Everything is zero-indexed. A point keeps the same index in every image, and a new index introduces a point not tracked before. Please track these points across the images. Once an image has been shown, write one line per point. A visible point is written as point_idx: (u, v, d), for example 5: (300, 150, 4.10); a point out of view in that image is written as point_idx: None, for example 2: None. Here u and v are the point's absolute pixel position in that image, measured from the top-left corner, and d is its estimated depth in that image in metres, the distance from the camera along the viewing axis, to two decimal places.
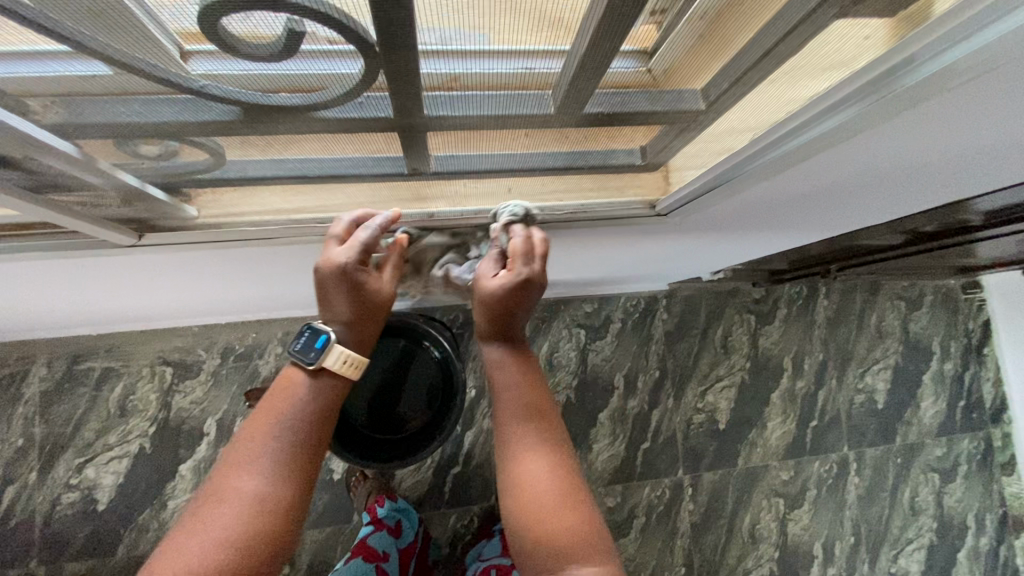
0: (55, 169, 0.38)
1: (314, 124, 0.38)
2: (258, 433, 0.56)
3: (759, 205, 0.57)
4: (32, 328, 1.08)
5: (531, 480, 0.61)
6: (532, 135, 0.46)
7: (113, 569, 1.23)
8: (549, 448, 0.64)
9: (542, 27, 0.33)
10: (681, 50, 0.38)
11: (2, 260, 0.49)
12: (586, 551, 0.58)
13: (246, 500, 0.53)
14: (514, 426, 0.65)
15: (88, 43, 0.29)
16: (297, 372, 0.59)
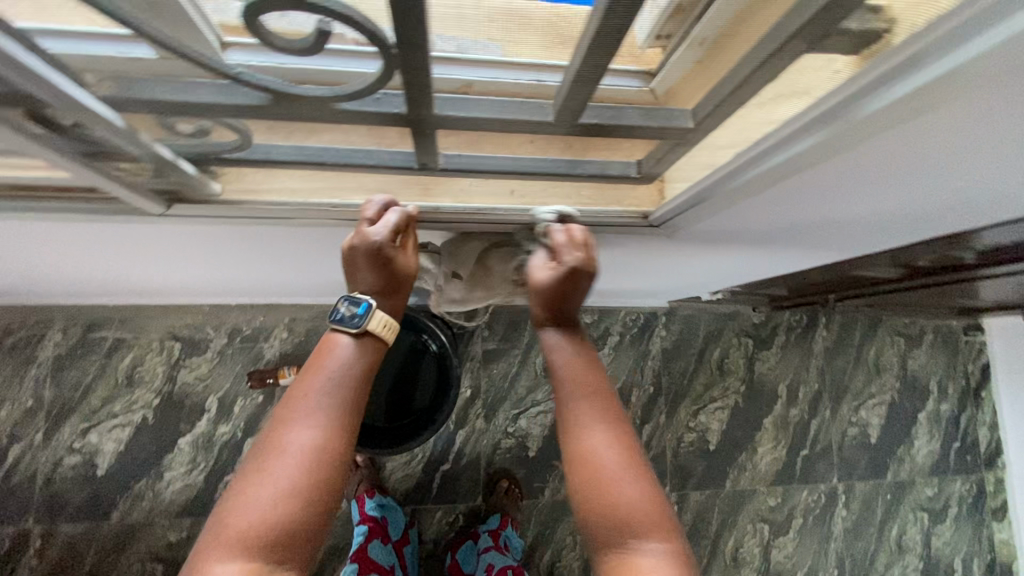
0: (104, 137, 0.41)
1: (333, 114, 0.42)
2: (304, 390, 0.57)
3: (746, 222, 0.60)
4: (53, 292, 1.13)
5: (591, 452, 0.57)
6: (537, 143, 0.53)
7: (106, 534, 1.27)
8: (611, 413, 0.60)
9: (544, 42, 0.38)
10: (680, 74, 0.44)
11: (41, 219, 0.54)
12: (649, 523, 0.54)
13: (307, 452, 0.53)
14: (574, 398, 0.61)
15: (144, 29, 0.33)
16: (341, 333, 0.60)
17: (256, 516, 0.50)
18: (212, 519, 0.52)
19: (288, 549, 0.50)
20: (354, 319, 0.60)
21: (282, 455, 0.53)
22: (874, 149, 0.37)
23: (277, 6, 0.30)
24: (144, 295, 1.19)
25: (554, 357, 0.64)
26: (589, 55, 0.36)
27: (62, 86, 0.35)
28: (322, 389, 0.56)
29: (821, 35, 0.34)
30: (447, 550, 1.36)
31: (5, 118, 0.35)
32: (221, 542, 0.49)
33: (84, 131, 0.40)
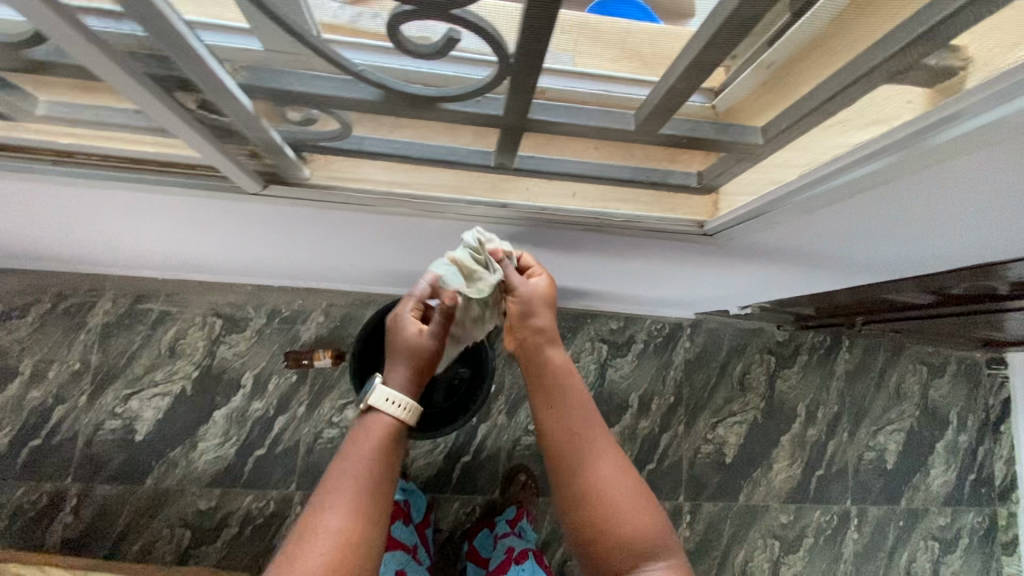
0: (232, 119, 0.45)
1: (437, 112, 0.46)
2: (342, 471, 0.60)
3: (796, 238, 0.63)
4: (111, 263, 1.19)
5: (605, 487, 0.62)
6: (600, 149, 0.55)
7: (140, 497, 1.32)
8: (612, 443, 0.66)
9: (627, 58, 0.41)
10: (744, 92, 0.46)
11: (153, 180, 0.60)
12: (657, 541, 0.63)
13: (336, 535, 0.56)
14: (583, 436, 0.64)
15: (299, 28, 0.36)
16: (373, 412, 0.64)
17: None
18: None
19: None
20: (364, 394, 0.65)
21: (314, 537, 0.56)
22: (938, 172, 0.41)
23: (423, 14, 0.34)
24: (195, 270, 1.25)
25: (551, 394, 0.66)
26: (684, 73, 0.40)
27: (216, 76, 0.39)
28: (352, 474, 0.60)
29: (901, 68, 0.38)
30: (462, 540, 1.39)
31: (162, 97, 0.40)
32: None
33: (221, 116, 0.45)
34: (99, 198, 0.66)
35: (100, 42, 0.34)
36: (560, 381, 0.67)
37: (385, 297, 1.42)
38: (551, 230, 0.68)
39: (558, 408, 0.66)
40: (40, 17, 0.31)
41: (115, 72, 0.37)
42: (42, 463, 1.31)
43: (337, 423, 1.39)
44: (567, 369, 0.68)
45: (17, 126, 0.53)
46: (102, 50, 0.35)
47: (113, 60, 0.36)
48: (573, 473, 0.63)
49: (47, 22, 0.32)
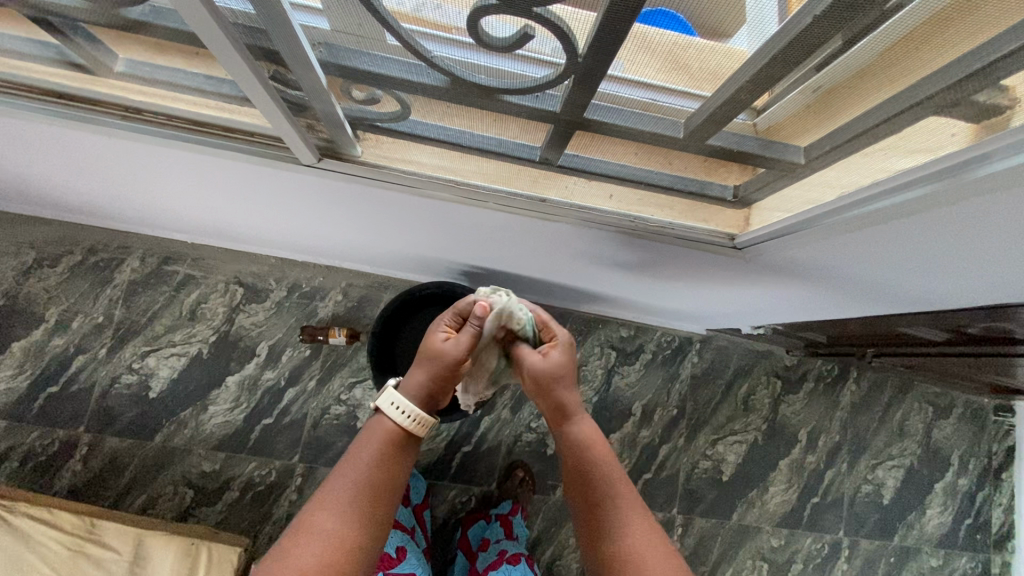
0: (306, 91, 0.49)
1: (496, 103, 0.48)
2: (344, 476, 0.63)
3: (822, 261, 0.65)
4: (145, 221, 1.22)
5: (633, 552, 0.63)
6: (640, 155, 0.56)
7: (148, 453, 1.35)
8: (638, 504, 0.67)
9: (676, 70, 0.43)
10: (786, 113, 0.48)
11: (216, 146, 0.64)
12: None
13: (326, 536, 0.59)
14: (610, 505, 0.66)
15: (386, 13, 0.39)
16: (379, 416, 0.68)
17: None
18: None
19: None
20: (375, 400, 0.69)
21: (305, 538, 0.59)
22: (975, 207, 0.43)
23: (504, 10, 0.37)
24: (225, 238, 1.29)
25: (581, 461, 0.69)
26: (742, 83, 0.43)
27: (305, 52, 0.43)
28: (350, 479, 0.63)
29: (948, 103, 0.40)
30: (456, 528, 1.41)
31: (254, 67, 0.44)
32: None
33: (292, 89, 0.49)
34: (154, 156, 0.69)
35: (218, 15, 0.38)
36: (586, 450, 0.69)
37: (403, 283, 1.45)
38: (582, 229, 0.71)
39: (585, 476, 0.68)
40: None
41: (221, 41, 0.40)
42: (57, 409, 1.34)
43: (345, 402, 1.42)
44: (596, 442, 0.70)
45: (93, 79, 0.56)
46: (217, 21, 0.38)
47: (222, 33, 0.39)
48: (602, 541, 0.65)
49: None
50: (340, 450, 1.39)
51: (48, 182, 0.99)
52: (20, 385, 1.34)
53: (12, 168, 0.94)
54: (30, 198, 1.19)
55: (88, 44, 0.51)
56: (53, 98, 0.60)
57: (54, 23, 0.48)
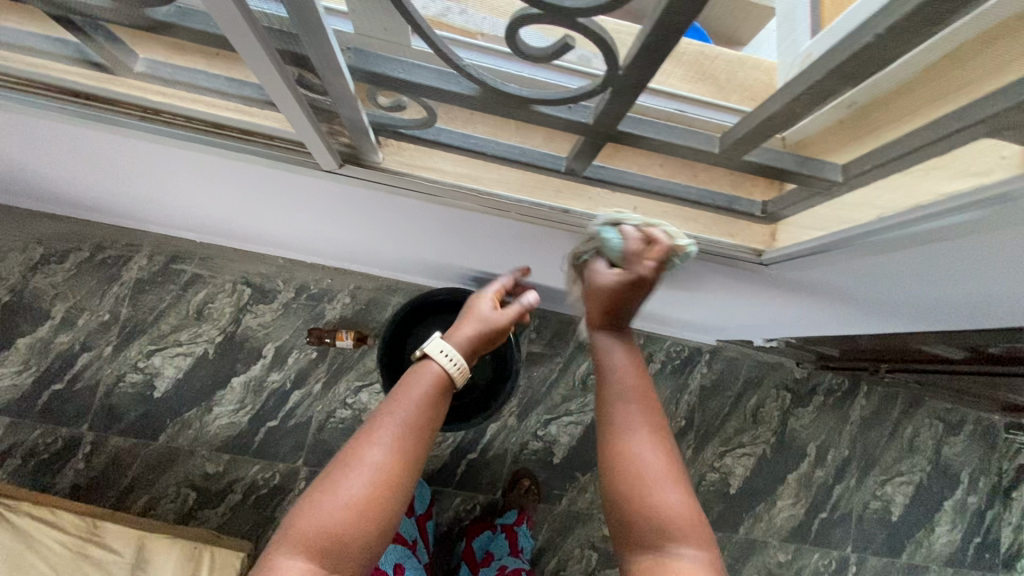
0: (331, 97, 0.47)
1: (526, 113, 0.47)
2: (390, 410, 0.60)
3: (851, 279, 0.63)
4: (154, 219, 1.21)
5: (633, 456, 0.58)
6: (664, 166, 0.57)
7: (151, 453, 1.34)
8: (661, 433, 0.60)
9: (711, 82, 0.45)
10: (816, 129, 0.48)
11: (233, 150, 0.63)
12: (691, 532, 0.55)
13: (373, 470, 0.56)
14: (617, 405, 0.62)
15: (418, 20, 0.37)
16: (427, 360, 0.66)
17: (319, 525, 0.54)
18: (287, 517, 0.56)
19: (346, 561, 0.53)
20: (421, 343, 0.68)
21: (351, 469, 0.56)
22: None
23: (546, 21, 0.35)
24: (233, 238, 1.27)
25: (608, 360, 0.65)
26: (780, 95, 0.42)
27: (336, 58, 0.41)
28: (399, 413, 0.60)
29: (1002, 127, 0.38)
30: (460, 536, 1.40)
31: (285, 73, 0.43)
32: (292, 539, 0.54)
33: (320, 95, 0.47)
34: (171, 158, 0.68)
35: (253, 20, 0.36)
36: (607, 368, 0.64)
37: (412, 287, 1.43)
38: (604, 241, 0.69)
39: (605, 394, 0.63)
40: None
41: (254, 47, 0.39)
42: (61, 407, 1.33)
43: (351, 405, 1.40)
44: (620, 354, 0.65)
45: (113, 78, 0.56)
46: (251, 27, 0.36)
47: (255, 38, 0.38)
48: (604, 441, 0.61)
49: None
50: None
51: (59, 179, 0.98)
52: (24, 382, 1.33)
53: (23, 165, 0.93)
54: (39, 194, 1.18)
55: (109, 43, 0.50)
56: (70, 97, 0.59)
57: (75, 22, 0.47)
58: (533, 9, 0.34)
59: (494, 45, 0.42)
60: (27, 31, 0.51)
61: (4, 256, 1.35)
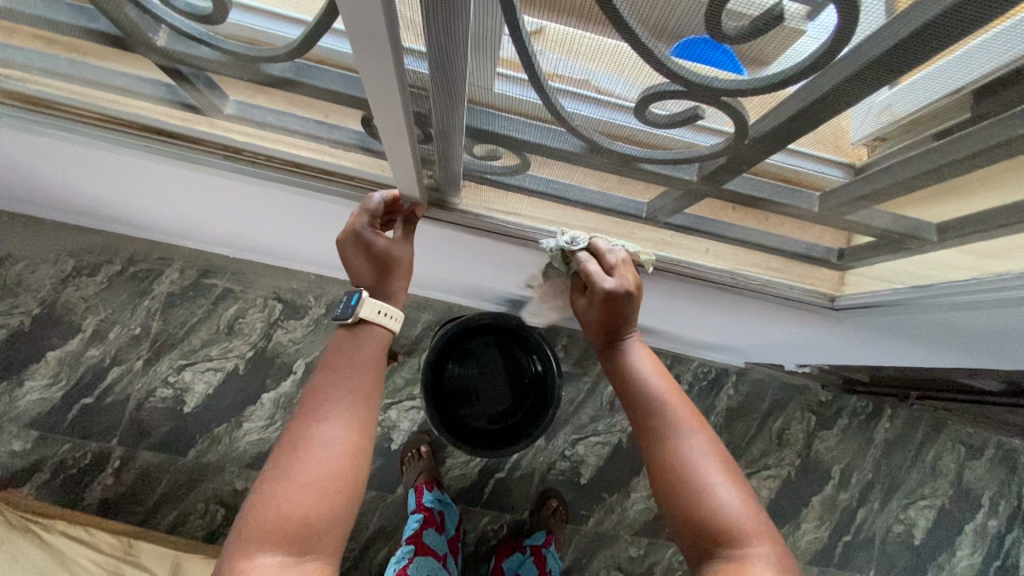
0: (442, 147, 0.49)
1: (627, 167, 0.47)
2: (332, 382, 0.58)
3: (923, 331, 0.63)
4: (192, 236, 1.21)
5: (686, 457, 0.57)
6: (743, 213, 0.56)
7: (180, 468, 1.33)
8: (705, 432, 0.60)
9: (837, 147, 0.43)
10: (914, 189, 0.46)
11: (303, 195, 0.64)
12: (750, 527, 0.53)
13: (329, 448, 0.54)
14: (658, 414, 0.61)
15: (549, 87, 0.39)
16: (364, 327, 0.61)
17: (283, 514, 0.51)
18: (242, 514, 0.53)
19: (321, 545, 0.51)
20: (348, 310, 0.60)
21: (303, 451, 0.54)
22: None
23: (685, 95, 0.37)
24: (268, 256, 1.27)
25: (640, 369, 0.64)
26: (863, 142, 0.42)
27: (462, 114, 0.43)
28: (336, 384, 0.57)
29: None
30: (487, 555, 1.39)
31: (410, 130, 0.44)
32: (254, 536, 0.50)
33: (428, 145, 0.49)
34: (243, 197, 0.68)
35: (403, 80, 0.38)
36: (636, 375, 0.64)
37: (443, 305, 1.43)
38: (675, 283, 0.71)
39: (639, 402, 0.62)
40: (371, 62, 0.35)
41: (392, 106, 0.40)
42: (91, 421, 1.32)
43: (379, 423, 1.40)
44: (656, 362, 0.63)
45: (200, 118, 0.56)
46: (400, 84, 0.38)
47: (400, 97, 0.39)
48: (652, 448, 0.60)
49: (378, 66, 0.35)
50: (374, 471, 1.38)
51: (105, 202, 0.98)
52: (54, 396, 1.32)
53: (72, 190, 0.93)
54: (75, 213, 1.17)
55: (206, 88, 0.50)
56: (150, 134, 0.60)
57: (182, 71, 0.47)
58: (675, 86, 0.36)
59: (594, 93, 0.39)
60: (121, 75, 0.52)
61: (35, 268, 1.34)
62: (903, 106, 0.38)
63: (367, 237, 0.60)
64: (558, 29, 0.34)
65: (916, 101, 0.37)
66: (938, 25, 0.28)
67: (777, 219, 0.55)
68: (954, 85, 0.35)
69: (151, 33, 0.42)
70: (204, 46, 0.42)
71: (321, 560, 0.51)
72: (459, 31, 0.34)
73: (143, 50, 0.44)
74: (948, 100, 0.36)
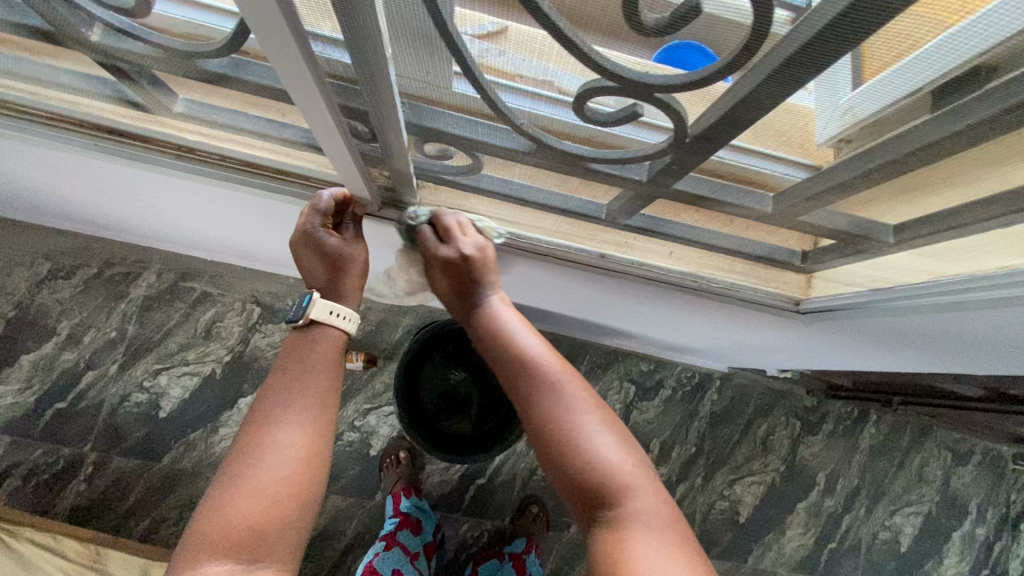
0: (381, 145, 0.48)
1: (577, 166, 0.47)
2: (284, 385, 0.57)
3: (888, 334, 0.62)
4: (166, 238, 1.20)
5: (564, 416, 0.55)
6: (703, 215, 0.55)
7: (155, 474, 1.31)
8: (583, 388, 0.57)
9: (791, 146, 0.42)
10: (875, 188, 0.45)
11: (262, 196, 0.63)
12: (631, 481, 0.53)
13: (281, 452, 0.53)
14: (529, 374, 0.57)
15: (487, 82, 0.38)
16: (314, 327, 0.61)
17: (234, 521, 0.50)
18: (192, 521, 0.52)
19: (274, 551, 0.50)
20: (299, 311, 0.61)
21: (255, 456, 0.53)
22: None
23: (620, 91, 0.36)
24: (244, 258, 1.25)
25: (498, 326, 0.61)
26: (828, 144, 0.41)
27: (396, 111, 0.42)
28: (290, 386, 0.57)
29: None
30: (467, 563, 1.37)
31: (339, 121, 0.44)
32: (204, 543, 0.49)
33: (372, 144, 0.49)
34: (202, 197, 0.67)
35: (316, 70, 0.38)
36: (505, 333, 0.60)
37: (423, 308, 1.42)
38: (639, 287, 0.70)
39: (510, 362, 0.59)
40: (272, 48, 0.35)
41: (313, 97, 0.41)
42: (64, 427, 1.30)
43: (358, 428, 1.38)
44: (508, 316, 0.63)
45: (150, 117, 0.55)
46: (312, 70, 0.37)
47: (317, 86, 0.39)
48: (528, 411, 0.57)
49: (281, 52, 0.36)
50: (353, 477, 1.36)
51: (71, 203, 0.96)
52: (27, 400, 1.30)
53: (38, 191, 0.91)
54: (47, 215, 1.16)
55: (150, 86, 0.49)
56: (101, 133, 0.59)
57: (122, 68, 0.46)
58: (608, 82, 0.35)
59: (534, 88, 0.39)
60: (65, 72, 0.51)
61: (10, 271, 1.33)
62: (865, 108, 0.37)
63: (318, 235, 0.60)
64: (521, 30, 0.33)
65: (877, 105, 0.36)
66: (860, 23, 0.27)
67: (737, 221, 0.54)
68: (912, 86, 0.34)
69: (84, 29, 0.41)
70: (136, 41, 0.41)
71: (273, 566, 0.50)
72: (363, 18, 0.32)
73: (78, 46, 0.43)
74: (908, 102, 0.35)
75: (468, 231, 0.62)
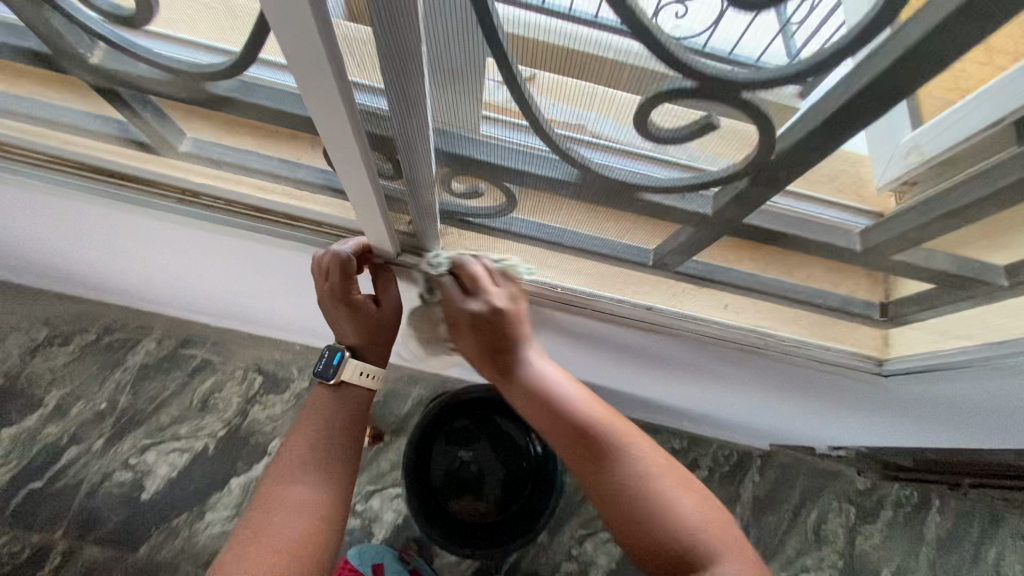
0: (410, 184, 0.44)
1: (630, 196, 0.41)
2: (305, 440, 0.61)
3: (988, 400, 0.52)
4: (170, 302, 1.15)
5: (633, 476, 0.53)
6: (765, 259, 0.48)
7: (128, 568, 1.16)
8: (642, 443, 0.57)
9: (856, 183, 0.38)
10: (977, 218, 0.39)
11: (267, 244, 0.58)
12: (709, 531, 0.51)
13: (301, 505, 0.56)
14: (591, 441, 0.56)
15: (534, 104, 0.33)
16: (339, 390, 0.65)
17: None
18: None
19: None
20: (331, 370, 0.63)
21: (277, 510, 0.56)
22: None
23: (693, 97, 0.30)
24: (250, 323, 1.19)
25: (556, 390, 0.59)
26: (887, 187, 0.39)
27: (428, 138, 0.37)
28: (311, 440, 0.61)
29: None
30: None
31: (364, 154, 0.39)
32: None
33: (396, 183, 0.44)
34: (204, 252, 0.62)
35: (348, 96, 0.32)
36: (547, 384, 0.60)
37: (436, 378, 1.32)
38: (694, 346, 0.64)
39: (569, 431, 0.57)
40: (302, 73, 0.30)
41: (341, 126, 0.35)
42: (36, 510, 1.18)
43: (360, 513, 1.24)
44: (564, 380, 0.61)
45: (155, 157, 0.52)
46: (345, 104, 0.33)
47: (347, 120, 0.35)
48: (598, 483, 0.55)
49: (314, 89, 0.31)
50: None
51: (75, 263, 0.92)
52: None
53: (40, 250, 0.88)
54: (51, 277, 1.12)
55: (155, 117, 0.45)
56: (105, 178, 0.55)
57: (124, 95, 0.43)
58: (687, 83, 0.29)
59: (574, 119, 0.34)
60: (68, 107, 0.48)
61: (5, 337, 1.27)
62: (932, 146, 0.34)
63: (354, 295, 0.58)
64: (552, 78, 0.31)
65: (948, 142, 0.34)
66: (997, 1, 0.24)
67: (821, 255, 0.47)
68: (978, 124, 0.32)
69: (84, 47, 0.38)
70: (141, 60, 0.37)
71: None
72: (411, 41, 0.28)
73: (79, 69, 0.40)
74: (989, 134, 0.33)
75: (499, 281, 0.56)
